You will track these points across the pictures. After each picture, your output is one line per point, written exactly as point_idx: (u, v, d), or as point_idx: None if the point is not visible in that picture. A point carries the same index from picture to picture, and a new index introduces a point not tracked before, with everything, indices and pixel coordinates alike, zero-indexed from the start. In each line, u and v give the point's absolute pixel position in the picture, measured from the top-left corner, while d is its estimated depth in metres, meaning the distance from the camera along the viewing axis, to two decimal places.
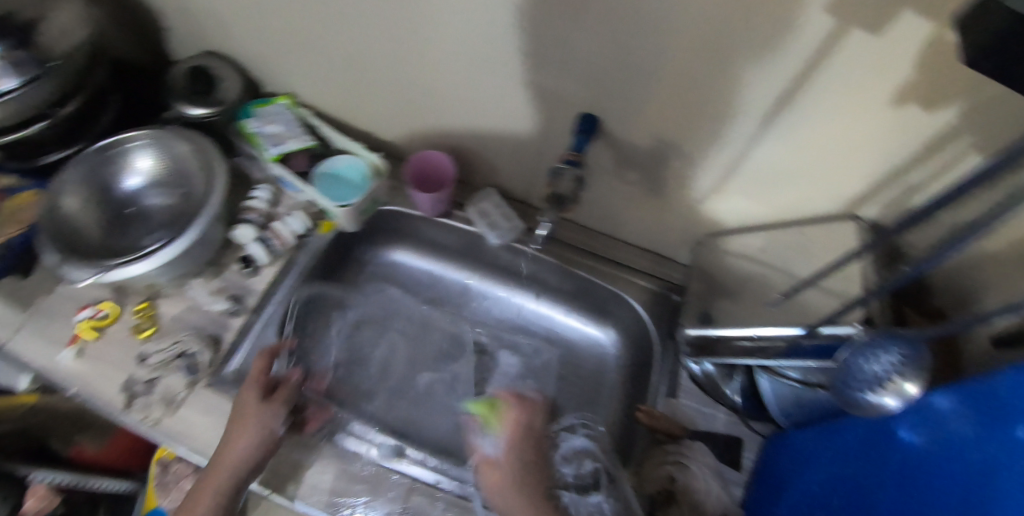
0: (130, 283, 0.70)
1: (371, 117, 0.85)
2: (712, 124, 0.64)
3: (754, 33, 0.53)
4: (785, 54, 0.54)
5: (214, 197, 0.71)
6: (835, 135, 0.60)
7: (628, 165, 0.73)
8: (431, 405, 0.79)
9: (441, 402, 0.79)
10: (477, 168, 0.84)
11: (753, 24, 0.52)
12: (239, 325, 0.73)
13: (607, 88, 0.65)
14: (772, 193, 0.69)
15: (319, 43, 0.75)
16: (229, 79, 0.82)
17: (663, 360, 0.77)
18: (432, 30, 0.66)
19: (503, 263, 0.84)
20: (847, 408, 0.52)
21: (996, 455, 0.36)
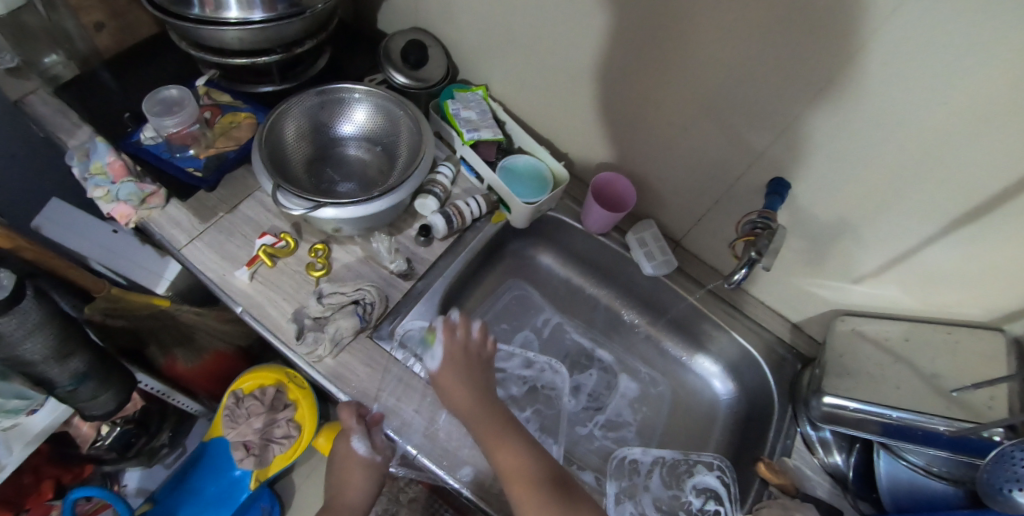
0: (322, 223, 0.74)
1: (554, 126, 0.90)
2: (898, 217, 0.70)
3: (987, 154, 0.58)
4: (998, 174, 0.59)
5: (422, 167, 0.74)
6: (1010, 257, 0.65)
7: (798, 232, 0.79)
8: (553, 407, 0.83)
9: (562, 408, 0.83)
10: (643, 197, 0.90)
11: (980, 142, 0.57)
12: (407, 289, 0.77)
13: (814, 162, 0.70)
14: (929, 292, 0.75)
15: (538, 48, 0.81)
16: (436, 58, 0.86)
17: (781, 421, 0.80)
18: (664, 67, 0.72)
19: (637, 287, 0.90)
20: (984, 497, 0.62)
21: None
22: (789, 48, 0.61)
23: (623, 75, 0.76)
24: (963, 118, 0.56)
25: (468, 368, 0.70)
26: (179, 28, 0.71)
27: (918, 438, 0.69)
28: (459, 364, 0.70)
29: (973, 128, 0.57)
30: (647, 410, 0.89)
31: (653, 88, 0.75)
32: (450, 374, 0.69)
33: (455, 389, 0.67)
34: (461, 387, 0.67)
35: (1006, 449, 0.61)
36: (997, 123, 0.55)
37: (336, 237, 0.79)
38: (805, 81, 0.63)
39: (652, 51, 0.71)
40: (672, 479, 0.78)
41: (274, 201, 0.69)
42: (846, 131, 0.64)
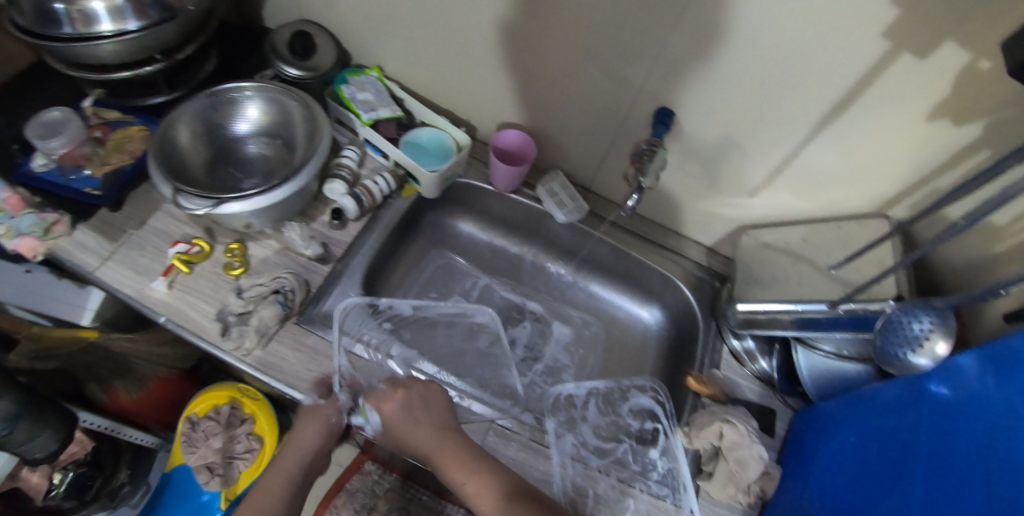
0: (230, 221, 0.74)
1: (450, 95, 0.93)
2: (773, 126, 0.75)
3: (834, 51, 0.63)
4: (847, 67, 0.64)
5: (320, 152, 0.76)
6: (876, 144, 0.71)
7: (691, 157, 0.83)
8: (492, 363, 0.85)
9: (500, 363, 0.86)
10: (548, 151, 0.93)
11: (825, 41, 0.62)
12: (326, 273, 0.78)
13: (689, 87, 0.74)
14: (815, 192, 0.80)
15: (420, 21, 0.83)
16: (324, 46, 0.89)
17: (706, 337, 0.85)
18: (540, 20, 0.75)
19: (555, 237, 0.93)
20: (887, 366, 0.67)
21: (1013, 395, 0.51)
22: None
23: (505, 32, 0.79)
24: (806, 18, 0.61)
25: (425, 401, 0.65)
26: (51, 49, 0.71)
27: (824, 325, 0.74)
28: (405, 404, 0.64)
29: (817, 27, 0.61)
30: (584, 351, 0.92)
31: (534, 41, 0.78)
32: (394, 415, 0.64)
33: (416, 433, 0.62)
34: (407, 427, 0.62)
35: (892, 317, 0.67)
36: (834, 19, 0.60)
37: (250, 234, 0.79)
38: (666, 7, 0.66)
39: (527, 6, 0.74)
40: (608, 406, 0.83)
41: (175, 205, 0.69)
42: (712, 51, 0.69)
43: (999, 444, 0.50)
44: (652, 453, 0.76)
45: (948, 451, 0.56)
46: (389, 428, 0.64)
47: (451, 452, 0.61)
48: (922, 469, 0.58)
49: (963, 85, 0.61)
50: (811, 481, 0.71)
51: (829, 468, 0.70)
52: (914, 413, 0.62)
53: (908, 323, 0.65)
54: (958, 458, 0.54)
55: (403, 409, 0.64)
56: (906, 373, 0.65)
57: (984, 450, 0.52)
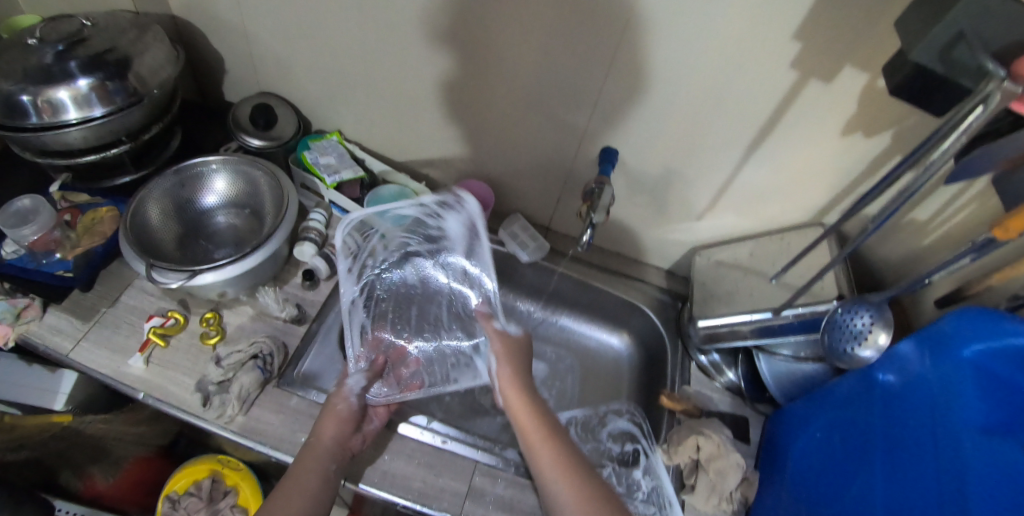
0: (204, 291, 0.76)
1: (410, 151, 0.98)
2: (710, 153, 0.81)
3: (751, 83, 0.71)
4: (765, 96, 0.72)
5: (289, 217, 0.80)
6: (801, 162, 0.78)
7: (640, 189, 0.89)
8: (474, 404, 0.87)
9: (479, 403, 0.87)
10: (508, 195, 0.98)
11: (742, 75, 0.70)
12: (303, 333, 0.80)
13: (629, 126, 0.81)
14: (756, 209, 0.87)
15: (376, 86, 0.89)
16: (285, 117, 0.94)
17: (674, 356, 0.90)
18: (487, 77, 0.81)
19: (521, 276, 0.98)
20: (837, 362, 0.72)
21: (952, 375, 0.59)
22: (576, 32, 0.71)
23: (457, 89, 0.84)
24: (722, 57, 0.69)
25: (519, 359, 0.79)
26: (18, 139, 0.73)
27: (778, 331, 0.79)
28: (510, 361, 0.79)
29: (733, 64, 0.69)
30: (561, 383, 0.95)
31: (484, 95, 0.84)
32: (501, 366, 0.78)
33: (508, 389, 0.75)
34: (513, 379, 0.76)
35: (835, 316, 0.73)
36: (746, 56, 0.68)
37: (224, 302, 0.80)
38: (598, 56, 0.73)
39: (474, 65, 0.80)
40: (588, 434, 0.87)
41: (149, 280, 0.71)
42: (645, 93, 0.76)
43: (948, 421, 0.57)
44: (635, 474, 0.79)
45: (901, 434, 0.62)
46: (502, 379, 0.77)
47: (536, 432, 0.70)
48: (881, 453, 0.63)
49: (866, 103, 0.68)
50: (786, 475, 0.75)
51: (800, 462, 0.74)
52: (868, 401, 0.68)
53: (850, 319, 0.71)
54: (912, 440, 0.60)
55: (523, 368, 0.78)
56: (855, 366, 0.70)
57: (936, 429, 0.58)
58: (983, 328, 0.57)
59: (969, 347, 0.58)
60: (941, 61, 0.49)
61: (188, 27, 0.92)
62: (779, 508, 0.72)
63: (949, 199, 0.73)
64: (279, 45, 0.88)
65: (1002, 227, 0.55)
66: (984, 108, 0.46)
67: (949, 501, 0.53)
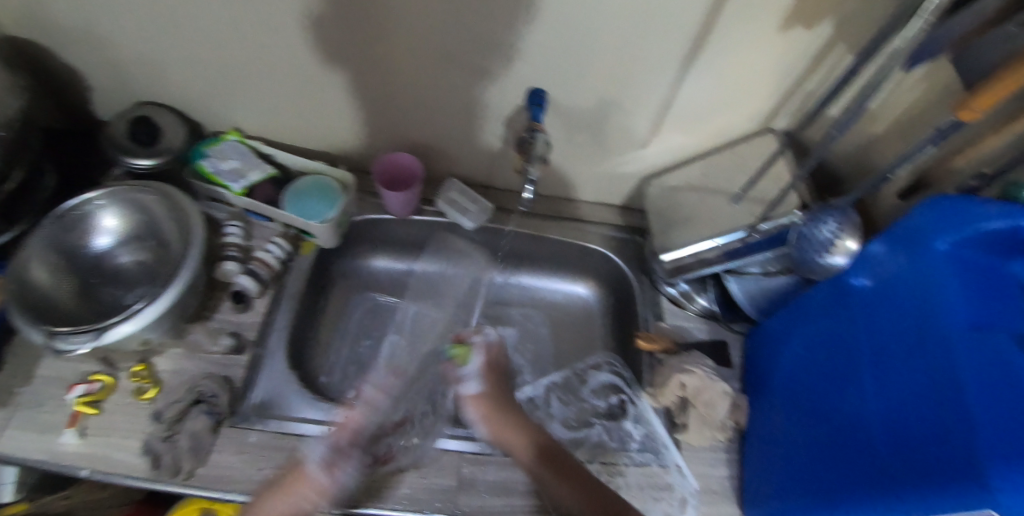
0: (123, 344, 0.68)
1: (320, 137, 0.88)
2: (644, 77, 0.74)
3: None
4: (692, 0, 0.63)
5: (197, 238, 0.71)
6: (741, 66, 0.71)
7: (575, 128, 0.82)
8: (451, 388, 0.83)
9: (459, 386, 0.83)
10: (437, 162, 0.90)
11: None
12: (246, 361, 0.73)
13: (551, 62, 0.72)
14: (701, 127, 0.81)
15: (261, 72, 0.77)
16: (169, 125, 0.82)
17: (643, 293, 0.86)
18: (388, 39, 0.70)
19: (471, 243, 0.91)
20: (808, 274, 0.71)
21: (926, 266, 0.57)
22: None
23: (352, 58, 0.74)
24: None
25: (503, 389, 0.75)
26: None
27: (742, 252, 0.76)
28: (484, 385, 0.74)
29: None
30: (533, 345, 0.90)
31: (385, 60, 0.73)
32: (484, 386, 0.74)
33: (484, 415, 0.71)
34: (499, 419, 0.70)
35: (801, 228, 0.70)
36: None
37: (152, 350, 0.72)
38: None
39: (369, 31, 0.69)
40: (571, 395, 0.84)
41: (52, 349, 0.63)
42: (564, 24, 0.67)
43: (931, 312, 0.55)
44: (625, 425, 0.77)
45: (885, 335, 0.60)
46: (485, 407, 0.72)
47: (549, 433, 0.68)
48: (866, 356, 0.61)
49: None
50: (774, 395, 0.73)
51: (784, 380, 0.73)
52: (845, 312, 0.65)
53: (816, 229, 0.69)
54: (897, 338, 0.58)
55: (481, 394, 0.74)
56: (826, 275, 0.69)
57: (921, 322, 0.56)
58: (952, 214, 0.56)
59: (941, 239, 0.57)
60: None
61: (24, 42, 0.77)
62: (775, 434, 0.70)
63: (901, 76, 0.67)
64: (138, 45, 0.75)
65: (969, 109, 0.51)
66: None
67: (943, 386, 0.51)
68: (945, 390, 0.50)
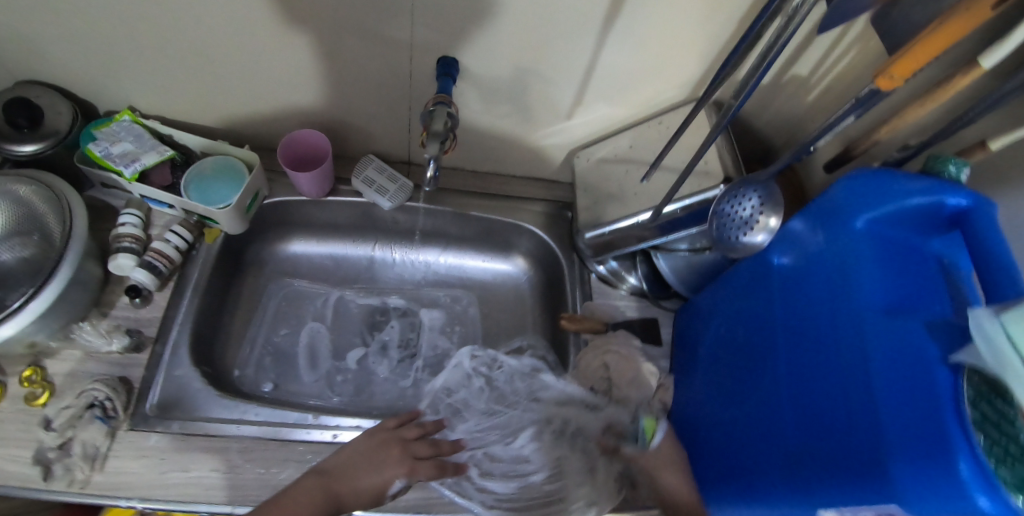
0: (6, 349, 0.63)
1: (225, 116, 0.82)
2: (562, 44, 0.68)
3: None
4: None
5: (78, 230, 0.67)
6: (664, 29, 0.66)
7: (494, 100, 0.77)
8: (376, 376, 0.81)
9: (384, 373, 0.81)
10: (352, 138, 0.84)
11: None
12: (145, 359, 0.69)
13: (458, 30, 0.66)
14: (626, 96, 0.76)
15: (143, 44, 0.70)
16: (56, 106, 0.75)
17: (571, 272, 0.84)
18: (285, 9, 0.63)
19: (392, 223, 0.86)
20: (729, 254, 0.65)
21: (846, 245, 0.54)
22: None
23: (241, 29, 0.67)
24: None
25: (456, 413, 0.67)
26: None
27: (670, 228, 0.72)
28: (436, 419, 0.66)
29: None
30: (461, 326, 0.87)
31: (279, 32, 0.67)
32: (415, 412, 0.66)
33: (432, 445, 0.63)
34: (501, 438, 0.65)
35: (722, 202, 0.65)
36: None
37: (42, 352, 0.68)
38: None
39: (262, 0, 0.62)
40: None
41: None
42: None
43: (847, 294, 0.53)
44: None
45: (801, 316, 0.57)
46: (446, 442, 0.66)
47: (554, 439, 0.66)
48: (781, 335, 0.59)
49: None
50: (696, 375, 0.71)
51: (706, 359, 0.71)
52: (766, 290, 0.62)
53: (738, 205, 0.63)
54: (811, 320, 0.56)
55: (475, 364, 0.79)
56: (748, 253, 0.64)
57: (835, 303, 0.54)
58: (877, 191, 0.54)
59: (861, 217, 0.54)
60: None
61: None
62: (694, 416, 0.69)
63: (830, 41, 0.63)
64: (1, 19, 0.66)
65: (887, 76, 0.48)
66: None
67: (851, 372, 0.49)
68: (854, 376, 0.49)
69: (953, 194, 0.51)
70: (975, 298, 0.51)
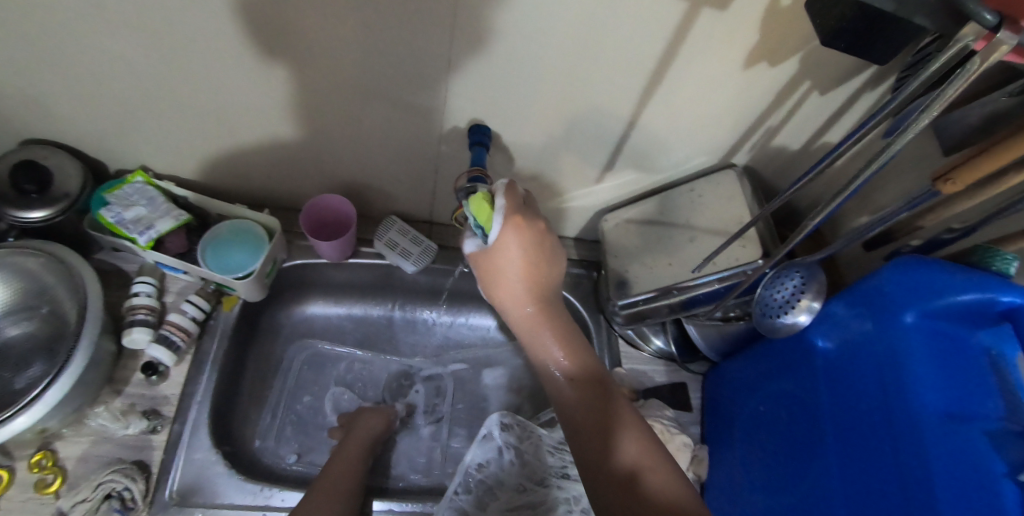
0: (16, 437, 0.60)
1: (243, 176, 0.79)
2: (598, 116, 0.67)
3: (635, 28, 0.54)
4: (652, 39, 0.55)
5: (94, 310, 0.63)
6: (703, 102, 0.65)
7: (522, 165, 0.76)
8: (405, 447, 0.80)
9: (416, 441, 0.81)
10: (374, 197, 0.82)
11: (622, 23, 0.53)
12: (164, 441, 0.66)
13: (495, 102, 0.64)
14: (658, 162, 0.75)
15: (160, 111, 0.66)
16: (65, 165, 0.70)
17: (599, 334, 0.84)
18: (316, 80, 0.61)
19: (413, 283, 0.84)
20: (767, 333, 0.64)
21: (894, 338, 0.53)
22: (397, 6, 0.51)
23: (268, 98, 0.64)
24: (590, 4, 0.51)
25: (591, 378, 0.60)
26: None
27: (703, 300, 0.72)
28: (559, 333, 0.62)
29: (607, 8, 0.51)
30: (489, 390, 0.86)
31: (308, 102, 0.64)
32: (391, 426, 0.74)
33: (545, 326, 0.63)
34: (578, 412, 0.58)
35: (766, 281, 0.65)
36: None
37: (51, 436, 0.64)
38: (432, 29, 0.54)
39: (294, 72, 0.59)
40: None
41: None
42: (508, 64, 0.58)
43: (899, 392, 0.52)
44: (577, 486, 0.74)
45: (850, 406, 0.56)
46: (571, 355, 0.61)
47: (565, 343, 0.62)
48: (829, 423, 0.58)
49: (771, 26, 0.54)
50: (734, 448, 0.71)
51: (745, 431, 0.70)
52: (807, 374, 0.61)
53: (781, 284, 0.63)
54: (863, 413, 0.55)
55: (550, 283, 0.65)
56: (785, 334, 0.63)
57: (887, 400, 0.53)
58: (927, 283, 0.52)
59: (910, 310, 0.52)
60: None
61: None
62: (736, 492, 0.69)
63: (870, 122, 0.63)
64: (6, 85, 0.61)
65: (950, 182, 0.47)
66: (965, 70, 0.32)
67: (909, 480, 0.49)
68: (912, 483, 0.49)
69: (1007, 291, 0.50)
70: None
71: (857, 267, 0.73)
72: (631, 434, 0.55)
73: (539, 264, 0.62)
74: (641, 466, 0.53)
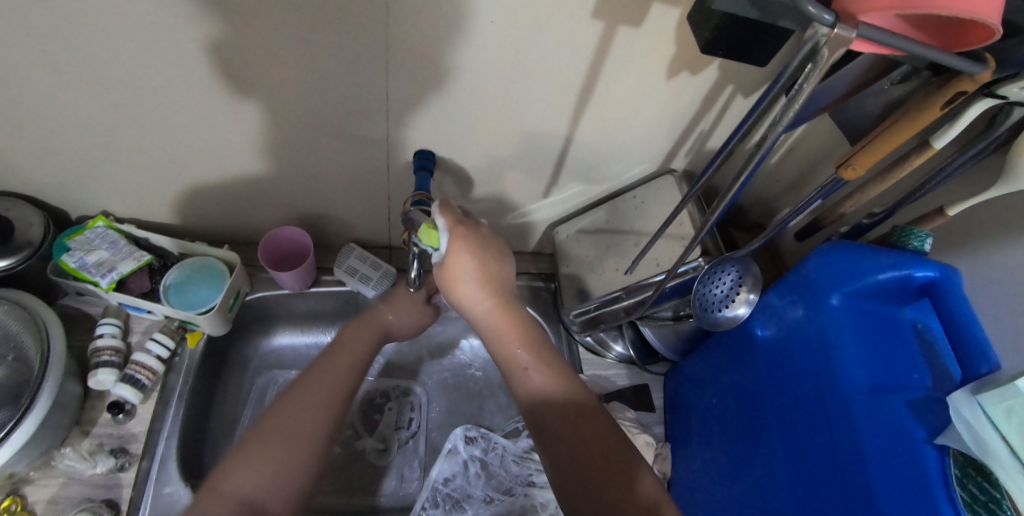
0: None
1: (204, 215, 0.82)
2: (538, 133, 0.71)
3: (557, 48, 0.58)
4: (575, 59, 0.59)
5: (56, 352, 0.65)
6: (635, 113, 0.69)
7: (473, 185, 0.79)
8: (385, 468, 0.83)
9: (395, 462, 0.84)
10: (335, 227, 0.85)
11: (544, 45, 0.57)
12: (133, 477, 0.67)
13: (437, 127, 0.68)
14: (601, 172, 0.79)
15: (119, 157, 0.69)
16: (26, 217, 0.73)
17: (560, 343, 0.86)
18: (265, 119, 0.64)
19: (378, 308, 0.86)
20: (709, 326, 0.65)
21: (825, 321, 0.55)
22: (332, 43, 0.55)
23: (221, 139, 0.67)
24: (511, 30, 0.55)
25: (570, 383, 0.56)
26: None
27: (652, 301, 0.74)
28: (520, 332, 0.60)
29: (527, 32, 0.55)
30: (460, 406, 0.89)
31: (259, 139, 0.68)
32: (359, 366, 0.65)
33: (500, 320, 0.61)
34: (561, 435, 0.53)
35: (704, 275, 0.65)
36: (534, 20, 0.54)
37: (19, 482, 0.65)
38: (367, 63, 0.57)
39: (242, 113, 0.63)
40: None
41: None
42: (443, 89, 0.62)
43: (832, 373, 0.54)
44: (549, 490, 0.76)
45: (791, 392, 0.58)
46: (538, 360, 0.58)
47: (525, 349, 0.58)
48: (774, 410, 0.60)
49: (681, 39, 0.58)
50: (694, 443, 0.73)
51: (702, 427, 0.72)
52: (750, 364, 0.64)
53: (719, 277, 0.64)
54: (801, 397, 0.57)
55: (503, 285, 0.63)
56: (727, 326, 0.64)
57: (821, 381, 0.55)
58: (848, 266, 0.54)
59: (835, 293, 0.55)
60: (756, 5, 0.39)
61: None
62: (698, 486, 0.70)
63: None
64: None
65: (851, 168, 0.51)
66: (814, 66, 0.36)
67: (846, 458, 0.51)
68: (848, 460, 0.50)
69: (922, 267, 0.52)
70: (951, 365, 0.53)
71: (797, 259, 0.76)
72: (646, 470, 0.51)
73: (488, 266, 0.61)
74: (662, 500, 0.49)
